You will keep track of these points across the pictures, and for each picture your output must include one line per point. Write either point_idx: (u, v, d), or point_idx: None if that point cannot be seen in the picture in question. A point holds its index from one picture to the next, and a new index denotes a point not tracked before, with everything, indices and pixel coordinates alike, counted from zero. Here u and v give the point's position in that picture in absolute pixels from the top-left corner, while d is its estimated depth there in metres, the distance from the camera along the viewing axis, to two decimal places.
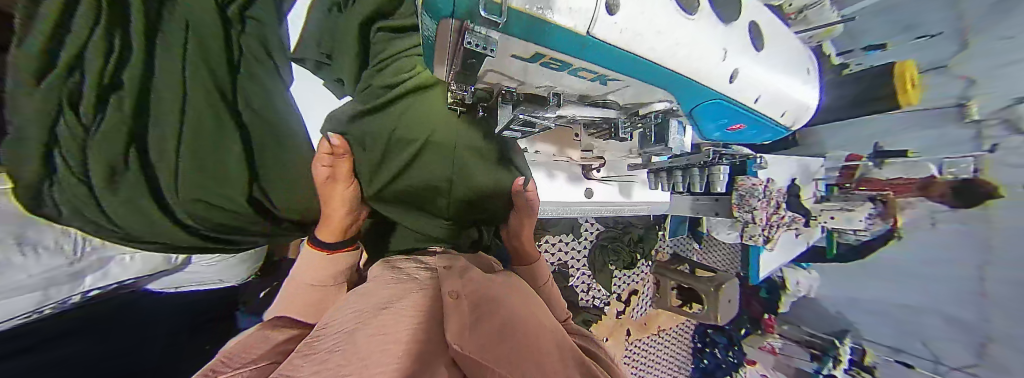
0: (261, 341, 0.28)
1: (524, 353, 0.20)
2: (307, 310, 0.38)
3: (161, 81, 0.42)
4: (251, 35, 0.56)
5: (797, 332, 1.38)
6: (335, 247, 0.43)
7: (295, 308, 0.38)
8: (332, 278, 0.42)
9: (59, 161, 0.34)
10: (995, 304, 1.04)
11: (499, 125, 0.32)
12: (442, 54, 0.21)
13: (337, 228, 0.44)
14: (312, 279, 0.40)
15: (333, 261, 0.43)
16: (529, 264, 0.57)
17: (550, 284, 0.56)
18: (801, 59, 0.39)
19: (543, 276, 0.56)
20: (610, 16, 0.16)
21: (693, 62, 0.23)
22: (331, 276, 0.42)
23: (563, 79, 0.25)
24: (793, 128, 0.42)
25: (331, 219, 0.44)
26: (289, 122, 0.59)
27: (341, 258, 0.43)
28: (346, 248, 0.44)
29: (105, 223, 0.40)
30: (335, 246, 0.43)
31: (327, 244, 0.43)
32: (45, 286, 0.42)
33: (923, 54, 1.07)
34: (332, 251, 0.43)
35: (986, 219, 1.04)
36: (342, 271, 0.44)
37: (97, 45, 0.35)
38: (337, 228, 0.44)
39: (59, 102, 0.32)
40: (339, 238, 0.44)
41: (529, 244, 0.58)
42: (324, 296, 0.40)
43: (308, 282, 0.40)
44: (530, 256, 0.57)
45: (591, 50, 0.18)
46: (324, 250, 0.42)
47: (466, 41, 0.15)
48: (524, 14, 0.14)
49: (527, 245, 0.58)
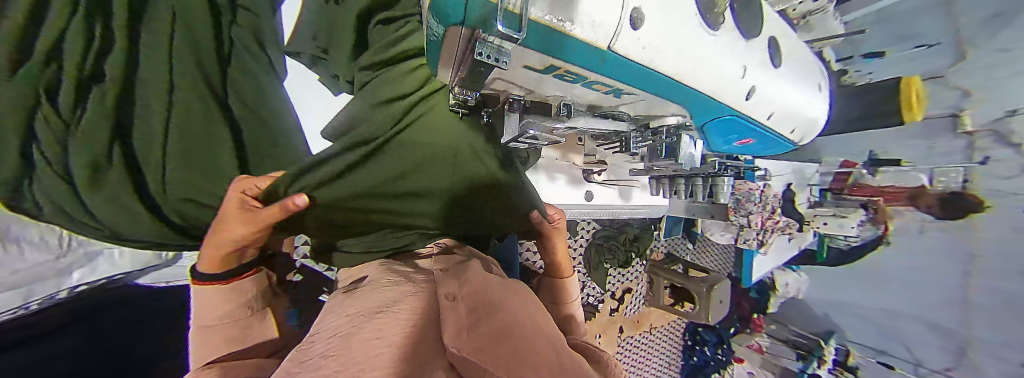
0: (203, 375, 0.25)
1: (526, 360, 0.17)
2: (231, 344, 0.32)
3: (145, 73, 0.40)
4: (242, 24, 0.53)
5: (784, 332, 1.46)
6: (213, 281, 0.32)
7: (213, 350, 0.31)
8: (246, 305, 0.34)
9: (36, 156, 0.33)
10: (975, 313, 1.09)
11: (507, 136, 0.31)
12: (449, 59, 0.20)
13: (217, 257, 0.32)
14: (221, 314, 0.32)
15: (242, 287, 0.34)
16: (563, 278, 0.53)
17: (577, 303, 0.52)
18: (813, 74, 0.38)
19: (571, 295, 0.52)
20: (634, 30, 0.15)
21: (713, 76, 0.22)
22: (240, 303, 0.33)
23: (575, 90, 0.24)
24: (802, 143, 0.42)
25: (210, 243, 0.31)
26: (281, 118, 0.54)
27: (244, 287, 0.34)
28: (247, 277, 0.35)
29: (88, 221, 0.37)
30: (224, 277, 0.32)
31: (198, 271, 0.32)
32: (30, 281, 0.41)
33: (922, 64, 1.08)
34: (228, 281, 0.33)
35: (971, 228, 1.07)
36: (257, 293, 0.36)
37: (74, 31, 0.34)
38: (212, 257, 0.31)
39: (32, 92, 0.31)
40: (215, 272, 0.32)
41: (563, 257, 0.53)
42: (244, 326, 0.33)
43: (214, 317, 0.32)
44: (563, 270, 0.52)
45: (611, 64, 0.17)
46: (204, 282, 0.32)
47: (478, 51, 0.14)
48: (543, 25, 0.13)
49: (560, 258, 0.53)
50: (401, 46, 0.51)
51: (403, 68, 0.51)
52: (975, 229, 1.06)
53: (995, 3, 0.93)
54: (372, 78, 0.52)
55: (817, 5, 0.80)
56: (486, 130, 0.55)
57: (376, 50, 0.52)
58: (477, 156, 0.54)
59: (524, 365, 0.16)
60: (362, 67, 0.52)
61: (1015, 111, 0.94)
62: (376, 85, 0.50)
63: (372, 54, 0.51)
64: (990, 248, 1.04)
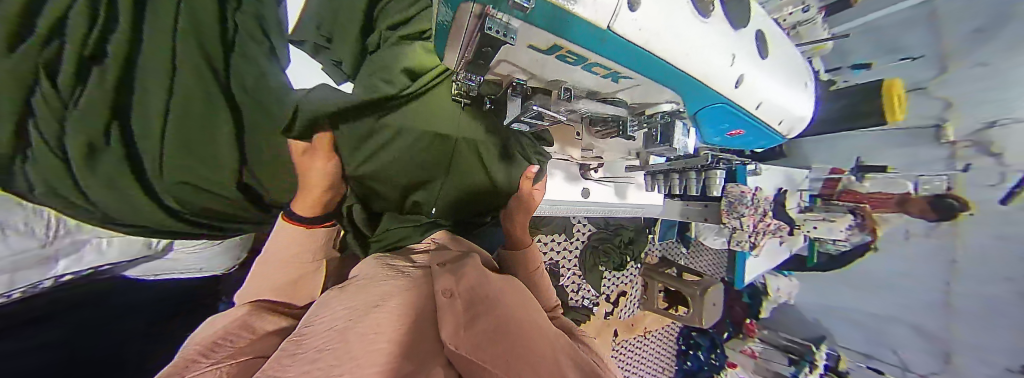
0: (242, 332, 0.27)
1: (522, 365, 0.19)
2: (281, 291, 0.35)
3: (146, 53, 0.40)
4: (247, 12, 0.54)
5: (775, 336, 1.49)
6: (308, 224, 0.36)
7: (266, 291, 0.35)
8: (312, 255, 0.37)
9: (33, 133, 0.32)
10: (959, 318, 1.12)
11: (509, 118, 0.32)
12: (456, 40, 0.21)
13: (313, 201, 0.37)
14: (294, 255, 0.36)
15: (316, 234, 0.38)
16: (525, 247, 0.55)
17: (541, 272, 0.54)
18: (800, 73, 0.39)
19: (536, 262, 0.54)
20: (631, 11, 0.16)
21: (701, 65, 0.23)
22: (311, 252, 0.37)
23: (575, 74, 0.25)
24: (788, 137, 0.43)
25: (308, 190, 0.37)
26: (281, 99, 0.53)
27: (317, 235, 0.38)
28: (325, 226, 0.39)
29: (82, 203, 0.37)
30: (314, 222, 0.37)
31: (298, 216, 0.36)
32: (10, 271, 0.37)
33: (904, 73, 1.11)
34: (309, 226, 0.37)
35: (955, 235, 1.10)
36: (318, 248, 0.38)
37: (79, 11, 0.35)
38: (314, 199, 0.37)
39: (33, 73, 0.31)
40: (311, 216, 0.37)
41: (522, 225, 0.55)
42: (302, 272, 0.37)
43: (287, 257, 0.35)
44: (521, 241, 0.54)
45: (608, 43, 0.18)
46: (296, 224, 0.36)
47: (487, 27, 0.15)
48: (550, 5, 0.14)
49: (519, 227, 0.55)
50: (418, 6, 0.53)
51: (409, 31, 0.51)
52: (958, 235, 1.10)
53: (986, 12, 0.95)
54: (391, 36, 0.53)
55: (807, 16, 0.84)
56: (485, 119, 0.53)
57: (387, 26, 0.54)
58: (475, 151, 0.54)
59: (520, 369, 0.18)
60: (388, 26, 0.54)
61: (994, 123, 1.00)
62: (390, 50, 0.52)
63: (393, 16, 0.54)
64: (965, 255, 1.09)
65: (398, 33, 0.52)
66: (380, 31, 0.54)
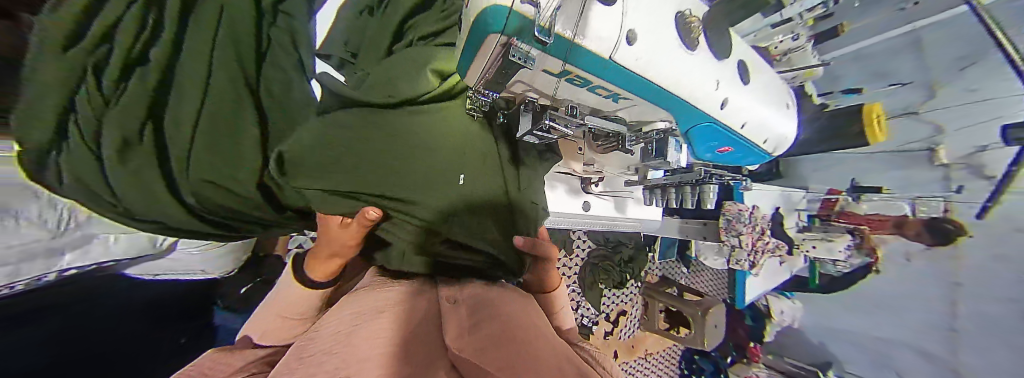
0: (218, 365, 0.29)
1: (524, 357, 0.22)
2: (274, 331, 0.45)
3: (187, 58, 0.44)
4: (281, 26, 0.59)
5: (780, 362, 1.43)
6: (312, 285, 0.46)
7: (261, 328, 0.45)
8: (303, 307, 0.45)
9: (72, 130, 0.35)
10: (964, 341, 1.08)
11: (521, 131, 0.35)
12: (477, 66, 0.25)
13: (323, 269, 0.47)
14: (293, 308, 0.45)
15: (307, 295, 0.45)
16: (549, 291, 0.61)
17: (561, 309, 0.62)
18: (782, 96, 0.44)
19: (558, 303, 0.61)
20: (629, 45, 0.20)
21: (691, 93, 0.27)
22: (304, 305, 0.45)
23: (581, 94, 0.28)
24: (775, 154, 0.46)
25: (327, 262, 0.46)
26: (304, 108, 0.57)
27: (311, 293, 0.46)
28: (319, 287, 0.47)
29: (106, 196, 0.39)
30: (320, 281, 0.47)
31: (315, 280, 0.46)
32: (18, 260, 0.37)
33: (897, 99, 1.04)
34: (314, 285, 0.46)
35: (953, 256, 1.07)
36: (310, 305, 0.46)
37: (130, 17, 0.38)
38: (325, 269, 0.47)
39: (82, 70, 0.34)
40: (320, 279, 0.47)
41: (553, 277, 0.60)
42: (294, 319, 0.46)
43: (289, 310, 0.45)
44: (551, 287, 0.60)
45: (612, 70, 0.21)
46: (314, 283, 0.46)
47: (511, 54, 0.18)
48: (564, 38, 0.17)
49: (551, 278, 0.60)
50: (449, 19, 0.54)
51: (439, 38, 0.54)
52: (955, 257, 1.07)
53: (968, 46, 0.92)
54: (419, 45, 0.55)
55: (796, 44, 0.87)
56: (499, 131, 0.59)
57: (420, 36, 0.56)
58: (484, 156, 0.56)
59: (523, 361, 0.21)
60: (419, 37, 0.55)
61: (985, 148, 0.94)
62: (424, 50, 0.53)
63: (426, 26, 0.55)
64: (968, 278, 1.05)
65: (429, 43, 0.55)
66: (410, 36, 0.57)
